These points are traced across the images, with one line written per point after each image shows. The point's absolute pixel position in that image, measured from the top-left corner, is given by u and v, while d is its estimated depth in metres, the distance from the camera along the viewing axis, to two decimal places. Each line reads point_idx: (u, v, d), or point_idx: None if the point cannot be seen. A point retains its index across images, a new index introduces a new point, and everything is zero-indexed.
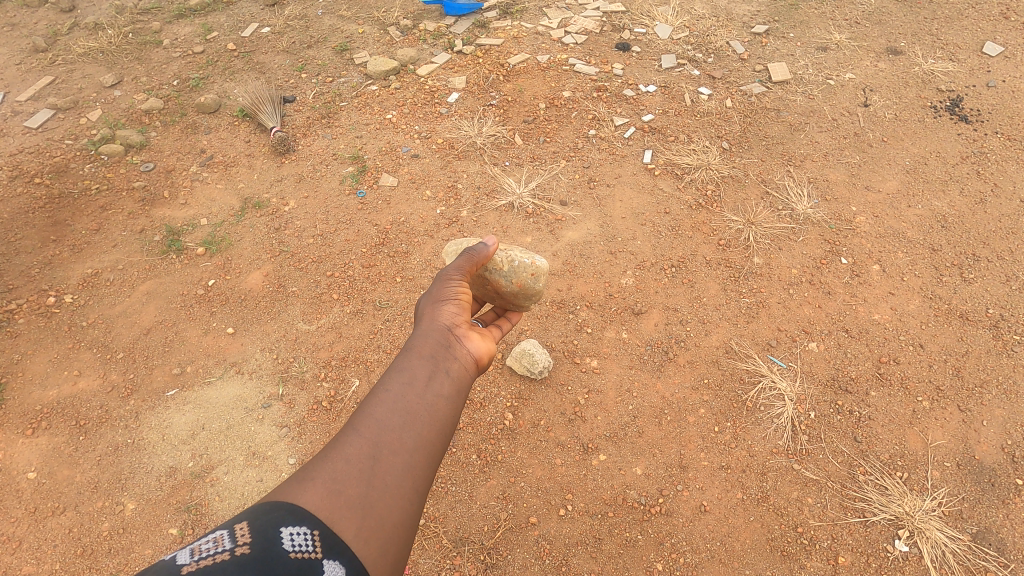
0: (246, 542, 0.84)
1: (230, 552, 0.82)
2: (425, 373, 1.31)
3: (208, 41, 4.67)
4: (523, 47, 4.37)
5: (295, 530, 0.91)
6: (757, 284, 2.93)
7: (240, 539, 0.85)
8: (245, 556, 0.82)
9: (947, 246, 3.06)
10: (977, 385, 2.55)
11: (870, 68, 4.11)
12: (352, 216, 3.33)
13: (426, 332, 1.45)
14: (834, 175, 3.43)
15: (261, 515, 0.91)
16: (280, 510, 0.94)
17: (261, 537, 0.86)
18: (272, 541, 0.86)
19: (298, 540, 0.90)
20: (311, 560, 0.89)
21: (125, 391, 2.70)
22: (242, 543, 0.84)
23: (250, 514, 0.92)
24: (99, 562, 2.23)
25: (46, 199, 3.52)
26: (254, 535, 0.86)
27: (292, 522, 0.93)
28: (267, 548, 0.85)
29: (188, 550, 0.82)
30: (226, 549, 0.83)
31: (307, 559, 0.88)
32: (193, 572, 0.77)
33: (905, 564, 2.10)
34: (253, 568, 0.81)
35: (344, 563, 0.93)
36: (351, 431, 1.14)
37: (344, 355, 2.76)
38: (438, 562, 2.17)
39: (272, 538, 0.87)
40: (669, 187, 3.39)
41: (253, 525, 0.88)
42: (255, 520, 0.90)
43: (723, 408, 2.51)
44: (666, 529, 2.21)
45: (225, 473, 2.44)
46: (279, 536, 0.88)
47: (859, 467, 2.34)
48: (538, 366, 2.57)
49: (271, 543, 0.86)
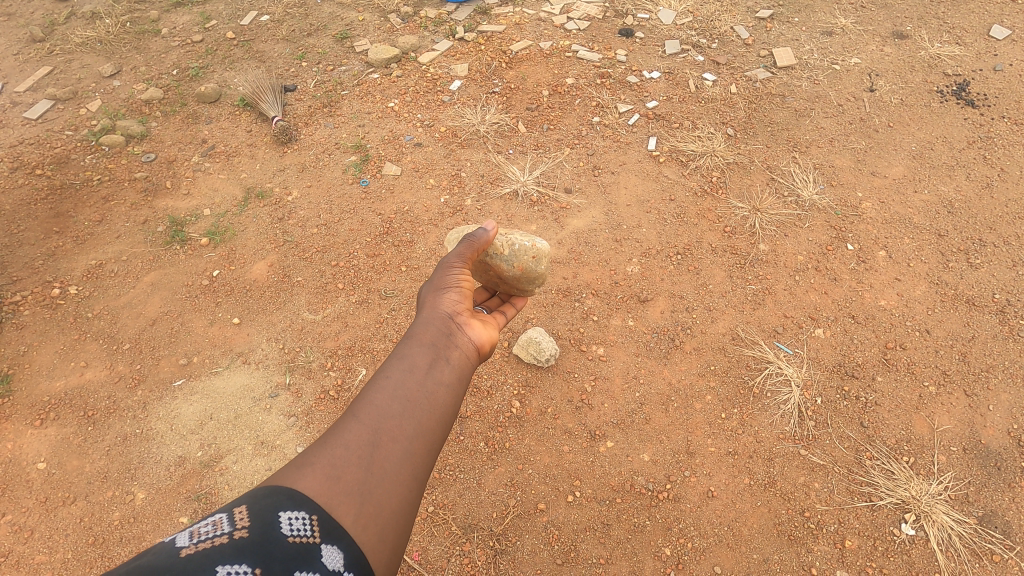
0: (245, 526, 0.85)
1: (229, 535, 0.84)
2: (426, 361, 1.30)
3: (207, 30, 4.63)
4: (525, 34, 4.33)
5: (294, 515, 0.91)
6: (763, 271, 2.92)
7: (239, 523, 0.86)
8: (243, 540, 0.83)
9: (954, 232, 3.05)
10: (982, 370, 2.55)
11: (876, 52, 4.07)
12: (355, 205, 3.32)
13: (427, 320, 1.45)
14: (840, 161, 3.41)
15: (260, 499, 0.91)
16: (279, 494, 0.94)
17: (260, 521, 0.87)
18: (271, 525, 0.87)
19: (297, 525, 0.90)
20: (309, 545, 0.89)
21: (133, 382, 2.70)
22: (241, 526, 0.86)
23: (250, 498, 0.92)
24: (111, 550, 2.24)
25: (48, 191, 3.50)
26: (252, 519, 0.87)
27: (291, 507, 0.93)
28: (266, 533, 0.86)
29: (187, 533, 0.83)
30: (225, 532, 0.84)
31: (306, 543, 0.89)
32: (191, 555, 0.79)
33: (912, 548, 2.12)
34: (250, 553, 0.82)
35: (344, 549, 0.94)
36: (350, 417, 1.13)
37: (351, 345, 2.76)
38: (447, 548, 2.19)
39: (270, 522, 0.88)
40: (674, 174, 3.37)
41: (252, 509, 0.89)
42: (254, 504, 0.90)
43: (730, 394, 2.52)
44: (673, 515, 2.23)
45: (234, 462, 2.45)
46: (277, 520, 0.89)
47: (865, 452, 2.35)
48: (544, 355, 2.58)
49: (269, 528, 0.87)
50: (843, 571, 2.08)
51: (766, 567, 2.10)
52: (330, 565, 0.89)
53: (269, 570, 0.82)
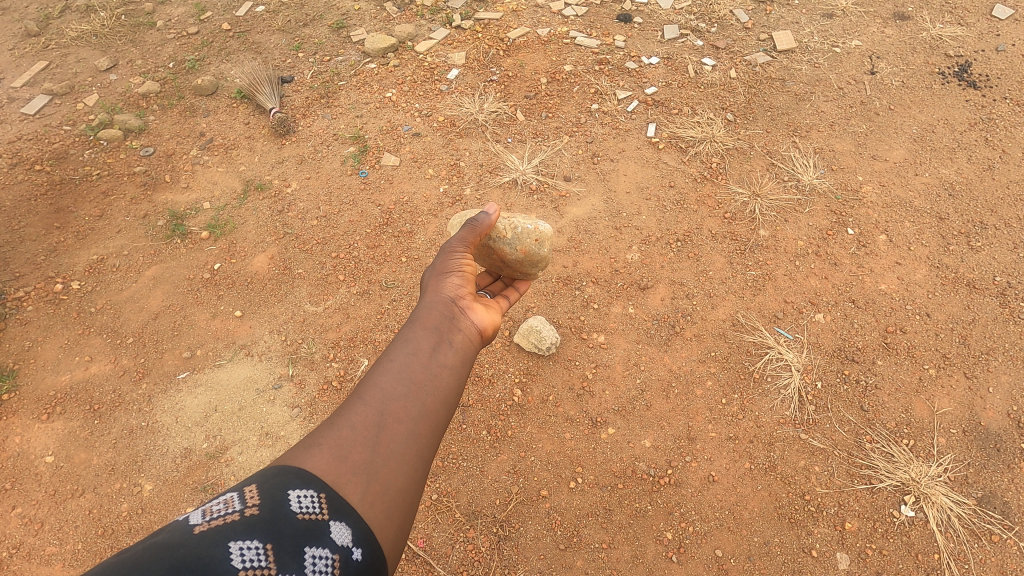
0: (255, 504, 0.87)
1: (240, 513, 0.85)
2: (430, 343, 1.32)
3: (203, 22, 4.60)
4: (522, 20, 4.29)
5: (302, 493, 0.92)
6: (763, 257, 2.92)
7: (249, 501, 0.87)
8: (254, 517, 0.85)
9: (955, 215, 3.04)
10: (983, 352, 2.56)
11: (877, 34, 4.03)
12: (354, 197, 3.32)
13: (430, 304, 1.47)
14: (840, 145, 3.39)
15: (269, 478, 0.93)
16: (288, 473, 0.96)
17: (270, 499, 0.89)
18: (281, 503, 0.89)
19: (305, 503, 0.91)
20: (317, 521, 0.90)
21: (137, 375, 2.72)
22: (251, 504, 0.87)
23: (259, 477, 0.94)
24: (121, 541, 2.28)
25: (47, 186, 3.51)
26: (262, 497, 0.89)
27: (299, 485, 0.94)
28: (275, 511, 0.87)
29: (200, 511, 0.85)
30: (236, 510, 0.86)
31: (314, 520, 0.90)
32: (204, 532, 0.81)
33: (911, 530, 2.14)
34: (262, 530, 0.84)
35: (351, 525, 0.94)
36: (356, 399, 1.15)
37: (353, 336, 2.78)
38: (452, 535, 2.22)
39: (279, 500, 0.89)
40: (673, 160, 3.36)
41: (262, 487, 0.91)
42: (264, 483, 0.92)
43: (730, 380, 2.53)
44: (675, 500, 2.25)
45: (239, 453, 2.48)
46: (286, 498, 0.90)
47: (865, 435, 2.36)
48: (545, 343, 2.59)
49: (279, 506, 0.88)
50: (842, 553, 2.11)
51: (766, 550, 2.13)
52: (338, 540, 0.90)
53: (280, 546, 0.84)
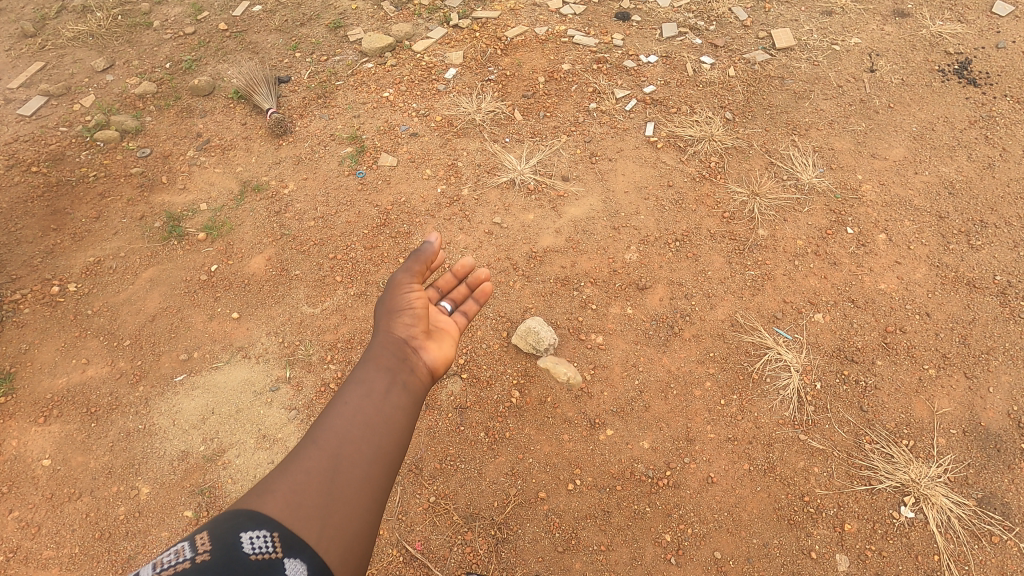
0: (207, 550, 0.95)
1: (191, 560, 0.93)
2: (380, 388, 1.40)
3: (200, 22, 4.59)
4: (520, 19, 4.27)
5: (254, 538, 1.01)
6: (762, 257, 2.90)
7: (201, 548, 0.95)
8: (205, 563, 0.93)
9: (955, 213, 3.02)
10: (983, 352, 2.55)
11: (876, 31, 4.01)
12: (352, 198, 3.30)
13: (383, 344, 1.53)
14: (840, 143, 3.38)
15: (222, 526, 1.01)
16: (240, 524, 1.04)
17: (221, 545, 0.97)
18: (233, 549, 0.97)
19: (258, 544, 1.00)
20: (269, 566, 0.99)
21: (134, 377, 2.71)
22: (203, 551, 0.95)
23: (213, 526, 1.03)
24: (118, 544, 2.28)
25: (44, 188, 3.49)
26: (213, 544, 0.97)
27: (251, 533, 1.02)
28: (226, 557, 0.95)
29: (156, 560, 0.94)
30: (188, 558, 0.93)
31: (266, 562, 0.99)
32: None
33: (911, 530, 2.13)
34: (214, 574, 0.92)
35: (303, 567, 1.03)
36: (309, 445, 1.24)
37: (351, 337, 2.77)
38: (450, 537, 2.21)
39: (232, 547, 0.98)
40: (671, 160, 3.35)
41: (213, 534, 0.99)
42: (216, 530, 1.00)
43: (729, 380, 2.52)
44: (674, 501, 2.24)
45: (237, 456, 2.47)
46: (238, 544, 0.99)
47: (865, 436, 2.35)
48: (543, 344, 2.58)
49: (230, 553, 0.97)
50: (841, 554, 2.10)
51: (765, 552, 2.12)
52: None
53: None
